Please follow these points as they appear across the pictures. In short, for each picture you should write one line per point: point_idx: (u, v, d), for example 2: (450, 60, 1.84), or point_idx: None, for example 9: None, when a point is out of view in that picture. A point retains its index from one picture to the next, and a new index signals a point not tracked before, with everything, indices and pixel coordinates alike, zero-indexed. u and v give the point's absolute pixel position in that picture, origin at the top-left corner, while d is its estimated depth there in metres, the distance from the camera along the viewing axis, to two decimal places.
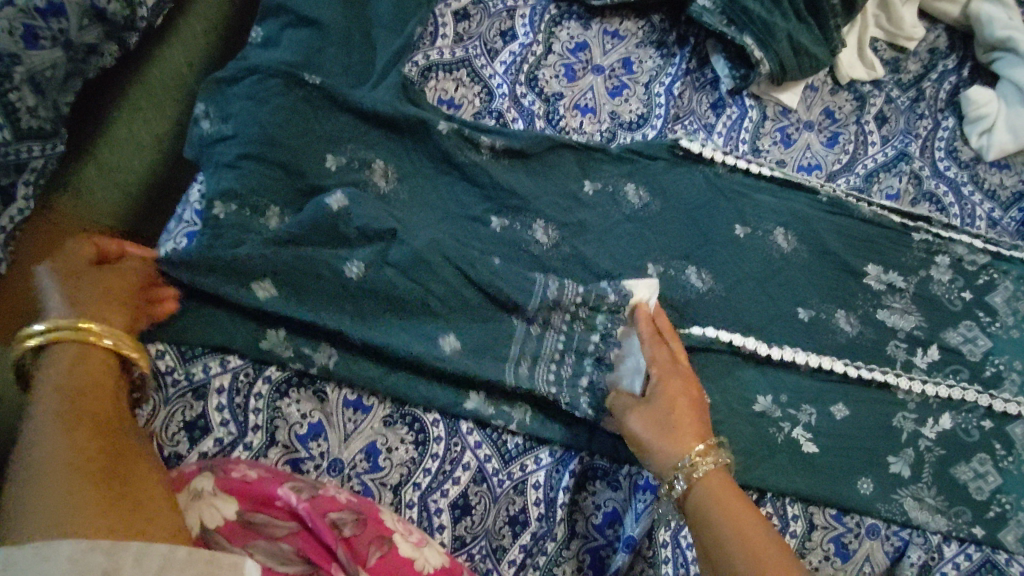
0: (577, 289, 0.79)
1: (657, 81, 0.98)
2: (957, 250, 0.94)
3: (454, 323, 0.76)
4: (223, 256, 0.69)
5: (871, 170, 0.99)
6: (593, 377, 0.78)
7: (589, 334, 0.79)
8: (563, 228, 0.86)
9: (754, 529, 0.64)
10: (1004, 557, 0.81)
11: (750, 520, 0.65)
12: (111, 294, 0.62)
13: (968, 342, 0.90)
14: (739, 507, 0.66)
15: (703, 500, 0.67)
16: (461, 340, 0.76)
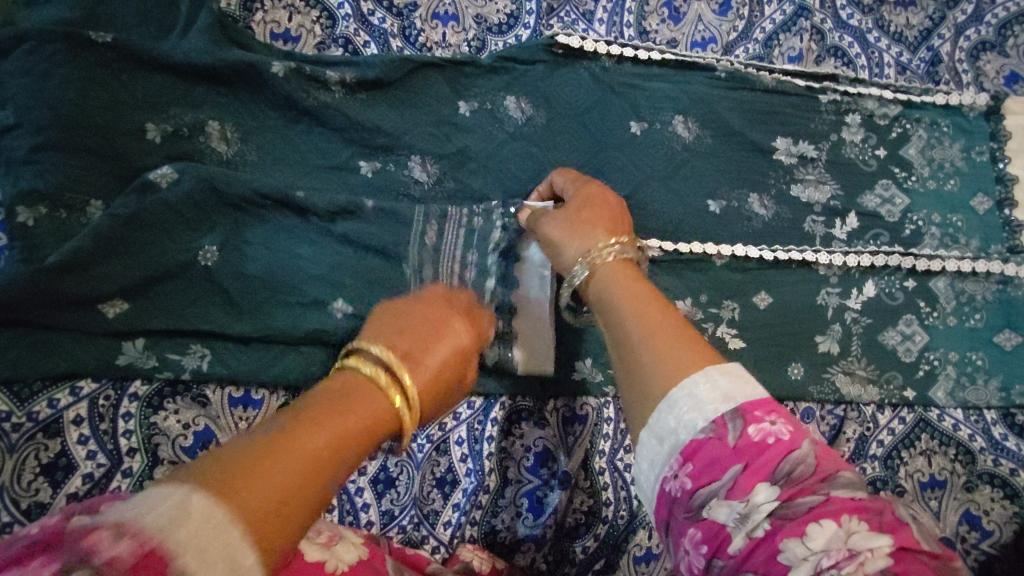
0: (459, 227, 0.74)
1: None
2: (867, 105, 0.88)
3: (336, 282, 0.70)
4: (42, 271, 0.59)
5: (770, 34, 0.90)
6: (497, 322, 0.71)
7: (484, 279, 0.71)
8: (440, 161, 0.77)
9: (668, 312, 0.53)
10: (936, 414, 0.81)
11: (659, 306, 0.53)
12: (416, 328, 0.55)
13: (885, 203, 0.86)
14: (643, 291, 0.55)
15: (603, 284, 0.58)
16: (352, 305, 0.70)
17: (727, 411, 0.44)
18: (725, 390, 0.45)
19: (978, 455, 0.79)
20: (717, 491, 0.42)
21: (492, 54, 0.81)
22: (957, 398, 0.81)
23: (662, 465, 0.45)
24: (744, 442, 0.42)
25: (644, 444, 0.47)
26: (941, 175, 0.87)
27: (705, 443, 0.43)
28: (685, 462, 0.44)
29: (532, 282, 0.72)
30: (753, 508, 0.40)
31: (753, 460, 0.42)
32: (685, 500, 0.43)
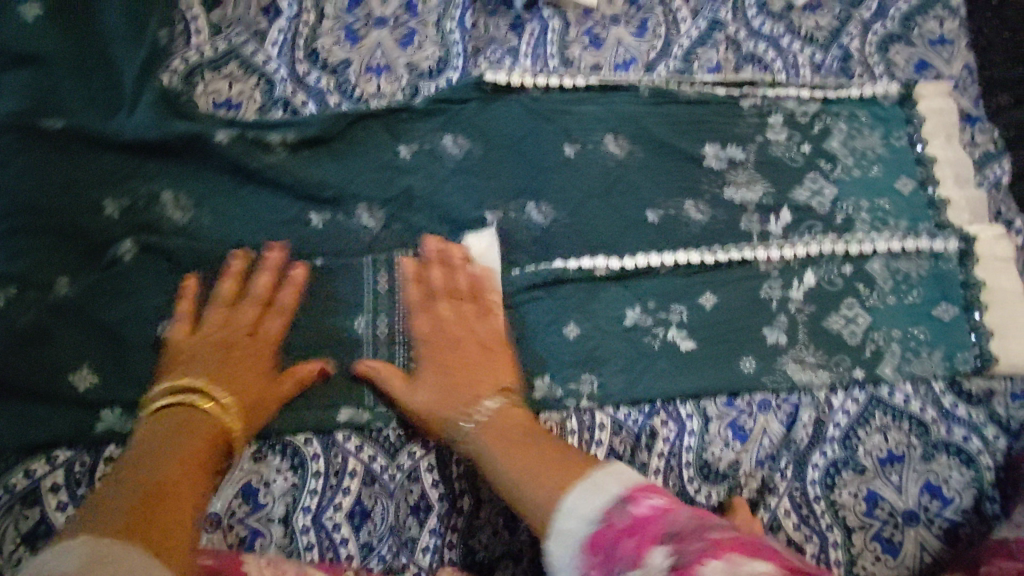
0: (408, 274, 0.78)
1: (447, 15, 0.89)
2: (787, 106, 0.93)
3: (294, 347, 0.75)
4: (19, 330, 0.65)
5: (688, 49, 0.94)
6: None
7: None
8: (383, 204, 0.81)
9: (562, 464, 0.65)
10: (887, 390, 0.84)
11: (537, 443, 0.68)
12: (234, 351, 0.70)
13: (815, 195, 0.90)
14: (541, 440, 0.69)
15: (478, 440, 0.71)
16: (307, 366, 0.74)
17: (616, 499, 0.57)
18: (599, 489, 0.59)
19: (931, 426, 0.82)
20: (621, 569, 0.51)
21: (424, 98, 0.85)
22: (906, 372, 0.84)
23: (571, 559, 0.56)
24: (635, 518, 0.54)
25: (552, 546, 0.59)
26: (865, 163, 0.91)
27: (601, 534, 0.55)
28: (589, 553, 0.55)
29: (489, 312, 0.79)
30: (649, 567, 0.49)
31: (638, 533, 0.53)
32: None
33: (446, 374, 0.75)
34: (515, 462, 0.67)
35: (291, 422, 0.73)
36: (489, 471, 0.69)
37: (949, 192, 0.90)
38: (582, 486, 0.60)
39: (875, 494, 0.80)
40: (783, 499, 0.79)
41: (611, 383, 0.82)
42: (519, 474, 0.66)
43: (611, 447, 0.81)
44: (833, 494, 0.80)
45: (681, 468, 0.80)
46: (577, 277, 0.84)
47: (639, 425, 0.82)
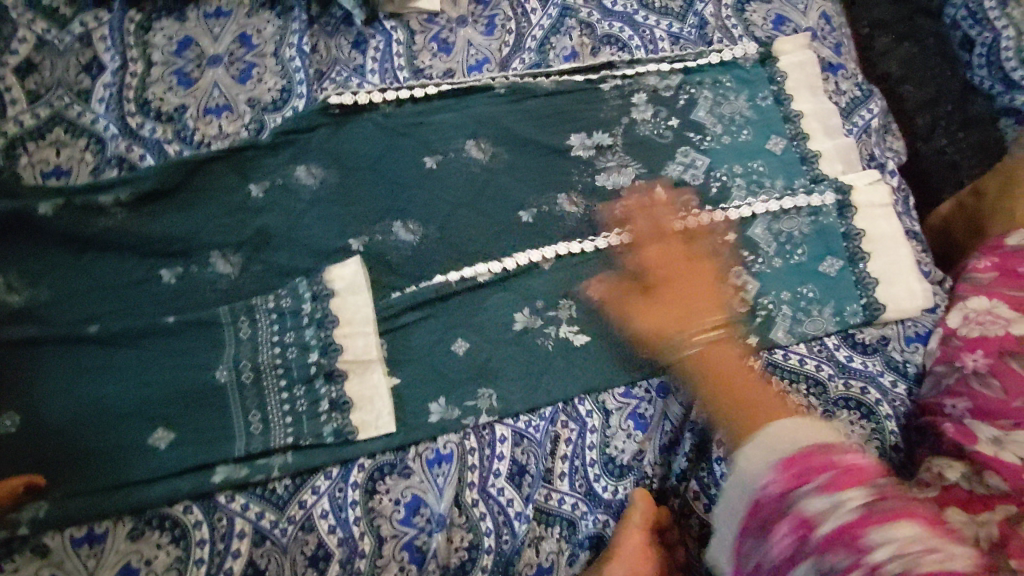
0: (270, 319, 0.76)
1: (284, 43, 0.85)
2: (648, 82, 0.91)
3: (159, 414, 0.71)
4: None
5: (541, 40, 0.92)
6: (333, 395, 0.76)
7: (307, 356, 0.76)
8: (237, 250, 0.78)
9: (734, 369, 0.78)
10: (781, 354, 0.84)
11: (747, 382, 0.77)
12: None
13: (689, 168, 0.89)
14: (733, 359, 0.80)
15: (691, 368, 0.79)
16: (175, 431, 0.71)
17: (825, 443, 0.54)
18: (796, 429, 0.56)
19: (830, 384, 0.82)
20: (885, 476, 0.54)
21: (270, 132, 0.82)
22: (798, 334, 0.84)
23: (763, 477, 0.54)
24: (836, 461, 0.52)
25: (735, 481, 0.57)
26: (734, 130, 0.91)
27: (852, 447, 0.57)
28: (838, 468, 0.55)
29: (358, 345, 0.76)
30: (844, 499, 0.50)
31: (848, 471, 0.52)
32: (784, 497, 0.52)
33: (677, 305, 0.78)
34: (720, 392, 0.72)
35: (164, 490, 0.70)
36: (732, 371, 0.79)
37: (819, 148, 0.90)
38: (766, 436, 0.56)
39: None
40: (691, 483, 0.79)
41: (509, 396, 0.79)
42: (709, 380, 0.78)
43: (514, 459, 0.78)
44: None
45: (585, 468, 0.79)
46: (458, 289, 0.81)
47: (542, 432, 0.79)
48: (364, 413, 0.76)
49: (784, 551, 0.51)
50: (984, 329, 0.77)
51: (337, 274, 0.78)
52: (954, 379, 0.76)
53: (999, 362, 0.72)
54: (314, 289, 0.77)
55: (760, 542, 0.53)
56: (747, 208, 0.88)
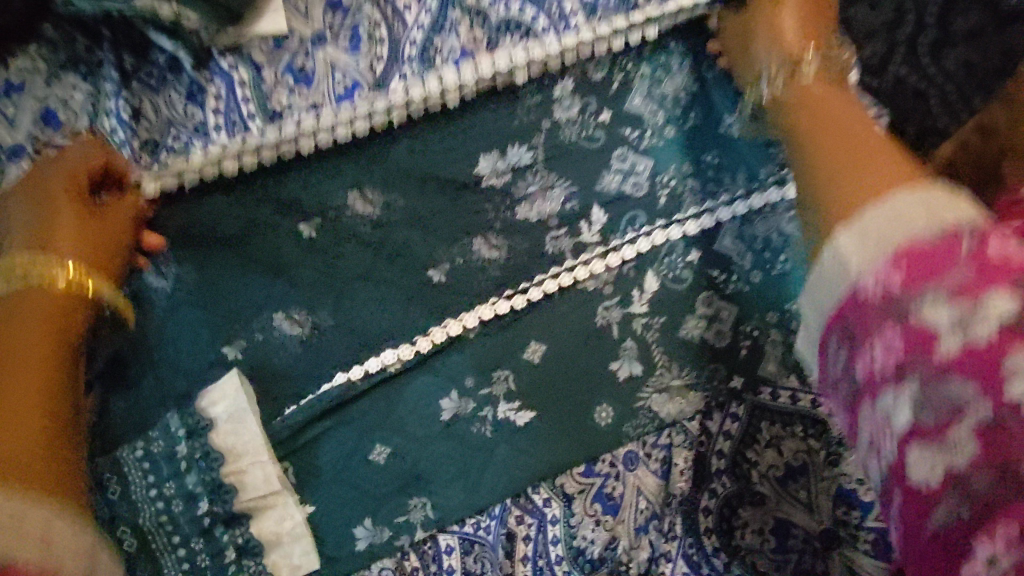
0: (145, 470, 0.62)
1: (100, 111, 0.68)
2: (566, 72, 0.71)
3: None
4: None
5: (423, 44, 0.69)
6: (240, 538, 0.63)
7: (196, 507, 0.62)
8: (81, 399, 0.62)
9: (862, 147, 0.49)
10: (770, 393, 0.69)
11: (824, 143, 0.52)
12: None
13: (628, 176, 0.72)
14: (843, 108, 0.57)
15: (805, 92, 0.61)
16: None
17: (965, 224, 0.39)
18: (924, 204, 0.41)
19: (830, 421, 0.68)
20: (937, 290, 0.38)
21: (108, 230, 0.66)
22: (789, 364, 0.70)
23: (869, 262, 0.41)
24: (980, 258, 0.38)
25: (839, 243, 0.43)
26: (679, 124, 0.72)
27: (933, 247, 0.39)
28: (900, 262, 0.39)
29: (255, 479, 0.64)
30: (986, 309, 0.37)
31: (993, 270, 0.37)
32: (891, 297, 0.39)
33: (771, 37, 0.66)
34: (828, 136, 0.53)
35: None
36: (784, 124, 0.60)
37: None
38: (909, 194, 0.41)
39: (786, 523, 0.67)
40: (679, 564, 0.67)
41: (448, 500, 0.67)
42: (819, 120, 0.56)
43: (467, 570, 0.67)
44: (732, 539, 0.67)
45: (552, 567, 0.67)
46: (364, 387, 0.67)
47: (493, 533, 0.67)
48: (279, 552, 0.64)
49: (886, 366, 0.40)
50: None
51: (215, 397, 0.65)
52: None
53: None
54: (189, 425, 0.63)
55: (845, 350, 0.43)
56: (697, 217, 0.72)
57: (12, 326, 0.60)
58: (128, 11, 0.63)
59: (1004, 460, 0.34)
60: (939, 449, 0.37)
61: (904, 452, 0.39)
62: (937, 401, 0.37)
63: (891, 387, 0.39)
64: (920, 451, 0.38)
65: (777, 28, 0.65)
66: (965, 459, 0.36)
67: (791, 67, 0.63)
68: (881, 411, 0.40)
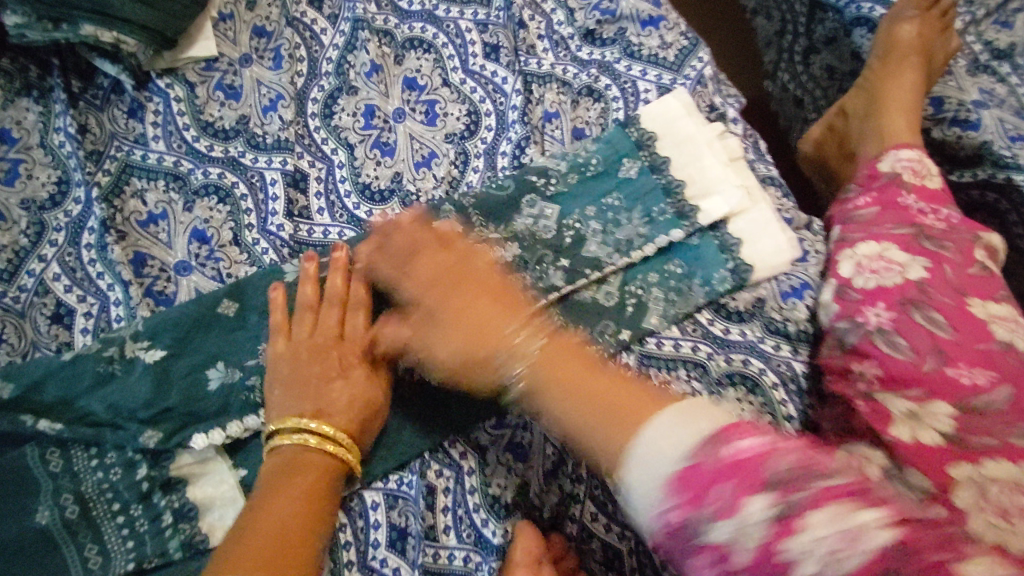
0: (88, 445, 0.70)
1: (51, 129, 0.78)
2: (456, 80, 0.84)
3: None
4: None
5: (338, 61, 0.84)
6: (177, 501, 0.70)
7: (135, 472, 0.69)
8: (12, 379, 0.68)
9: (615, 404, 0.58)
10: (655, 343, 0.78)
11: (563, 399, 0.59)
12: None
13: (538, 220, 0.78)
14: (587, 376, 0.60)
15: (537, 375, 0.61)
16: None
17: (706, 439, 0.51)
18: (668, 434, 0.53)
19: (710, 362, 0.77)
20: (705, 518, 0.49)
21: (62, 231, 0.76)
22: (670, 317, 0.78)
23: (659, 501, 0.52)
24: (717, 468, 0.50)
25: (644, 436, 0.54)
26: (583, 167, 0.80)
27: (696, 472, 0.50)
28: (678, 493, 0.51)
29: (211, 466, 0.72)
30: (744, 521, 0.48)
31: (739, 476, 0.49)
32: (683, 527, 0.50)
33: (455, 321, 0.65)
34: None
35: None
36: (539, 407, 0.61)
37: (668, 137, 0.81)
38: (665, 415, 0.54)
39: None
40: (586, 504, 0.74)
41: (369, 457, 0.73)
42: (552, 383, 0.60)
43: (392, 525, 0.72)
44: None
45: (471, 516, 0.73)
46: None
47: (415, 487, 0.73)
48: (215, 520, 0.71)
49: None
50: (879, 278, 0.73)
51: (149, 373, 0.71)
52: (855, 336, 0.71)
53: (900, 313, 0.69)
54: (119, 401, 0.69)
55: (698, 556, 0.50)
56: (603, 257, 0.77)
57: (317, 454, 0.66)
58: (74, 39, 0.75)
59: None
60: None
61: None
62: None
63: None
64: None
65: (494, 300, 0.66)
66: None
67: (528, 347, 0.62)
68: None
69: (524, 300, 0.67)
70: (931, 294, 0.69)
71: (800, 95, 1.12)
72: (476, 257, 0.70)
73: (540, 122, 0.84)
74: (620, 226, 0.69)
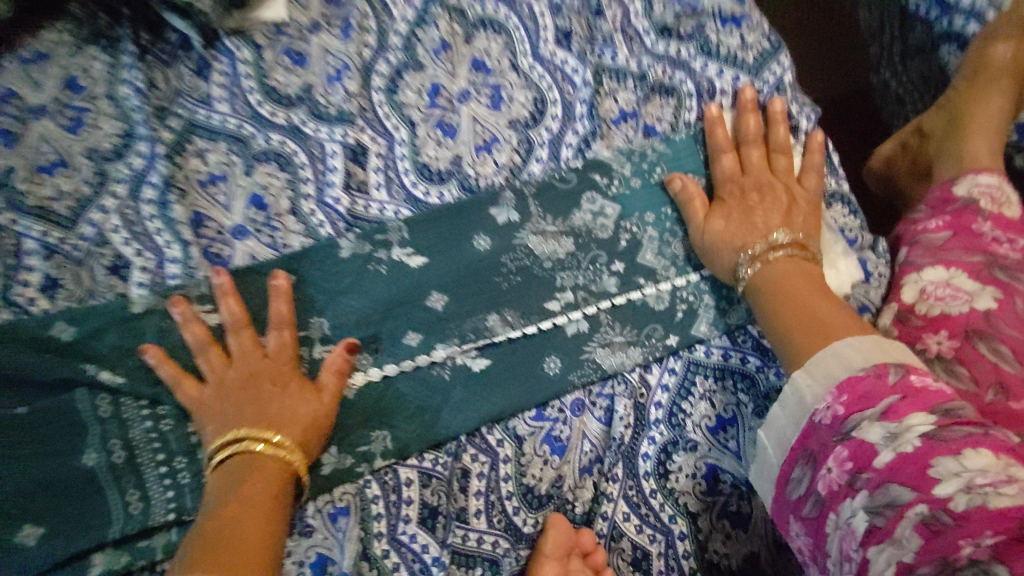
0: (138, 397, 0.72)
1: (116, 79, 0.78)
2: (527, 65, 0.82)
3: (30, 511, 0.67)
4: None
5: (408, 36, 0.82)
6: None
7: (184, 427, 0.72)
8: (75, 324, 0.71)
9: (816, 323, 0.64)
10: (702, 350, 0.78)
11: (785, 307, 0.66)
12: None
13: (597, 217, 0.79)
14: (820, 299, 0.66)
15: (768, 275, 0.70)
16: (47, 524, 0.67)
17: (893, 364, 0.55)
18: (845, 356, 0.58)
19: (757, 376, 0.77)
20: (868, 416, 0.53)
21: (124, 183, 0.77)
22: (720, 326, 0.78)
23: (819, 402, 0.58)
24: (904, 383, 0.54)
25: (795, 380, 0.61)
26: (645, 166, 0.80)
27: (864, 381, 0.55)
28: (841, 394, 0.56)
29: None
30: (907, 427, 0.51)
31: (911, 397, 0.53)
32: (838, 424, 0.55)
33: (738, 200, 0.76)
34: (786, 310, 0.66)
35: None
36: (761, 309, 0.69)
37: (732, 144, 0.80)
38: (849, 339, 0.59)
39: (714, 467, 0.75)
40: (619, 503, 0.74)
41: (407, 436, 0.73)
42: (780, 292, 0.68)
43: (424, 503, 0.73)
44: (668, 482, 0.74)
45: (502, 502, 0.73)
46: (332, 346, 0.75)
47: (450, 468, 0.74)
48: None
49: (845, 479, 0.53)
50: (944, 305, 0.71)
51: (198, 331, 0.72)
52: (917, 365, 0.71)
53: (964, 347, 0.69)
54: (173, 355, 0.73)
55: (808, 474, 0.57)
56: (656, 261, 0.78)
57: (269, 462, 0.65)
58: None
59: (938, 552, 0.45)
60: (893, 548, 0.48)
61: (866, 550, 0.50)
62: (885, 507, 0.50)
63: (849, 496, 0.53)
64: (878, 551, 0.49)
65: (747, 210, 0.74)
66: (910, 551, 0.47)
67: (761, 253, 0.71)
68: (844, 517, 0.53)
69: (783, 183, 0.77)
70: (998, 329, 0.68)
71: (900, 95, 1.07)
72: (755, 152, 0.79)
73: (608, 119, 0.83)
74: (812, 194, 0.78)
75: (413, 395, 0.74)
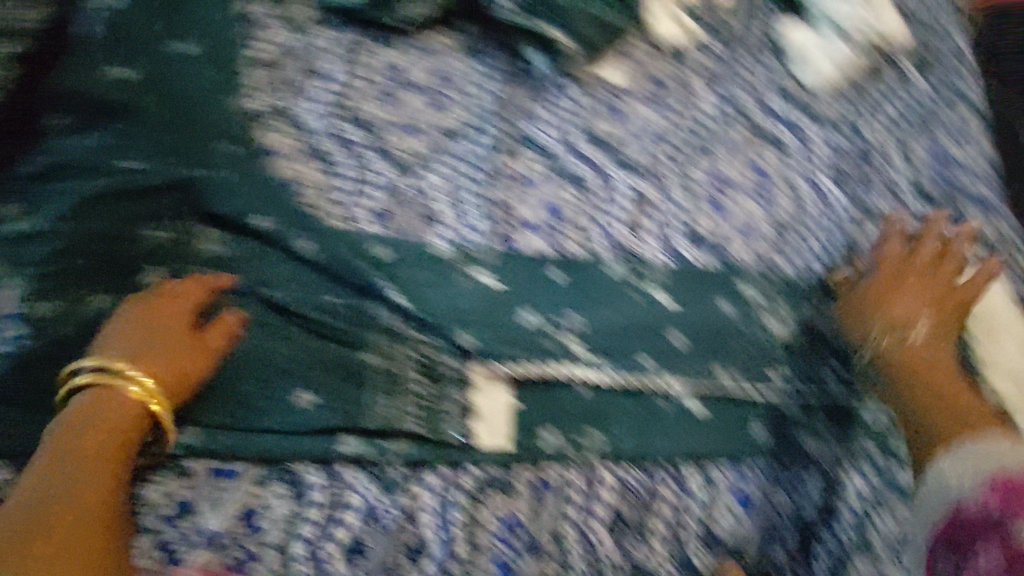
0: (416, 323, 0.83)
1: (477, 85, 1.00)
2: (797, 181, 0.98)
3: (309, 379, 0.77)
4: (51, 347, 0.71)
5: (708, 127, 1.00)
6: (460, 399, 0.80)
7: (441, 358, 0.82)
8: (393, 248, 0.85)
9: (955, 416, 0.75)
10: (902, 473, 0.83)
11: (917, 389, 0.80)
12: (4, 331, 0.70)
13: (826, 324, 0.89)
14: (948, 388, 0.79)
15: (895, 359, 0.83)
16: (318, 396, 0.77)
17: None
18: (982, 453, 0.67)
19: None
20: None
21: (459, 158, 0.94)
22: None
23: (968, 495, 0.64)
24: None
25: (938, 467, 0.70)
26: None
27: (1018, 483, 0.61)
28: (993, 492, 0.62)
29: (489, 387, 0.81)
30: None
31: None
32: (987, 520, 0.60)
33: (874, 295, 0.88)
34: (913, 391, 0.80)
35: (309, 442, 0.75)
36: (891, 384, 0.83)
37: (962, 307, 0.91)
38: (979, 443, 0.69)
39: None
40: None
41: (618, 444, 0.81)
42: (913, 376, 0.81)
43: (613, 508, 0.79)
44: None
45: (688, 538, 0.80)
46: (579, 343, 0.84)
47: (646, 486, 0.81)
48: (480, 428, 0.79)
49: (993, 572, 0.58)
50: None
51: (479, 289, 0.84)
52: None
53: None
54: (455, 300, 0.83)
55: (952, 565, 0.62)
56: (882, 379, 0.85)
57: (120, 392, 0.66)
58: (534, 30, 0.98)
59: None
60: None
61: None
62: None
63: None
64: None
65: (887, 301, 0.87)
66: None
67: (892, 344, 0.84)
68: None
69: (944, 280, 0.88)
70: None
71: None
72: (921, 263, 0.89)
73: (856, 249, 0.95)
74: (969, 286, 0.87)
75: (631, 412, 0.83)
